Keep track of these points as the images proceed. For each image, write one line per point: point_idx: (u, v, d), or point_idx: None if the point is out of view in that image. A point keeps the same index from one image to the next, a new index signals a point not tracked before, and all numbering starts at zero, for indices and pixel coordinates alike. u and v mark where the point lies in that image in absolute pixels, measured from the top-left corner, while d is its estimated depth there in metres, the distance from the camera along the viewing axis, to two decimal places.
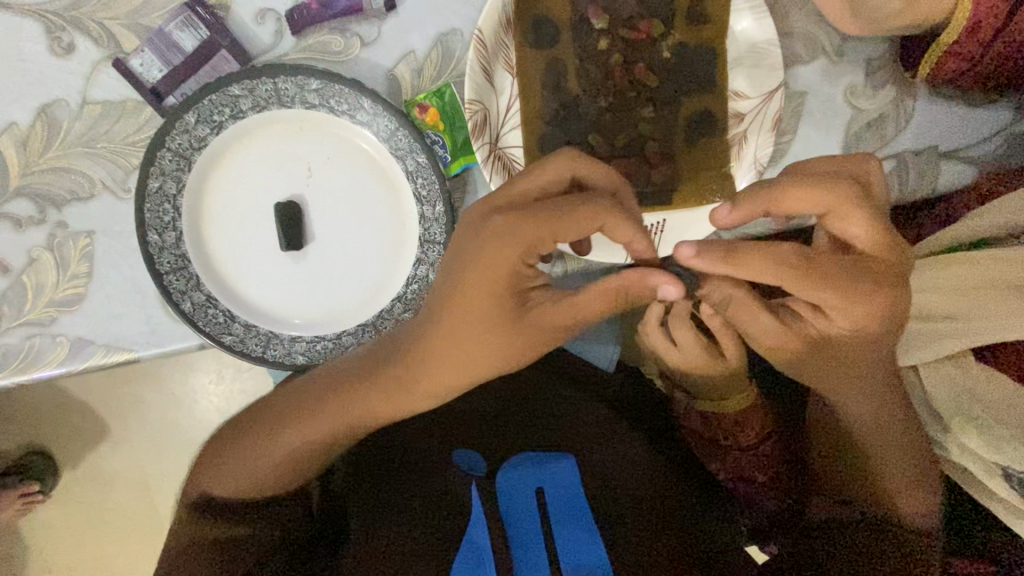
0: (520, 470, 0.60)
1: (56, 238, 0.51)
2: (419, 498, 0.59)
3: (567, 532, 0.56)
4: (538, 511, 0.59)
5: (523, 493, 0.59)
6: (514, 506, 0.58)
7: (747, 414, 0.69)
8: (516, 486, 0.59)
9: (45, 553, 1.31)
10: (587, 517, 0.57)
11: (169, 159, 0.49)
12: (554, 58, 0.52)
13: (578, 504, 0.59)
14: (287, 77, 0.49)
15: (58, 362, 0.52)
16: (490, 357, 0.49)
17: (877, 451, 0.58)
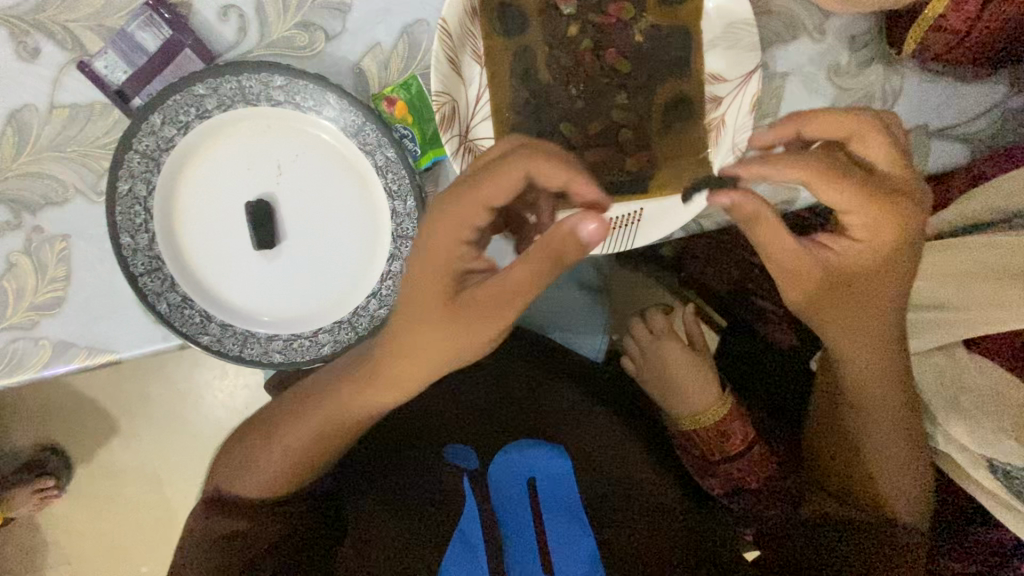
0: (516, 453, 0.62)
1: (33, 242, 0.51)
2: (410, 492, 0.61)
3: (558, 525, 0.58)
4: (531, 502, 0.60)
5: (516, 485, 0.61)
6: (508, 497, 0.60)
7: (728, 424, 0.69)
8: (510, 478, 0.61)
9: (62, 546, 1.35)
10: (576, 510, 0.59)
11: (137, 161, 0.49)
12: (524, 46, 0.51)
13: (571, 496, 0.60)
14: (250, 74, 0.48)
15: (42, 365, 0.53)
16: (440, 362, 0.45)
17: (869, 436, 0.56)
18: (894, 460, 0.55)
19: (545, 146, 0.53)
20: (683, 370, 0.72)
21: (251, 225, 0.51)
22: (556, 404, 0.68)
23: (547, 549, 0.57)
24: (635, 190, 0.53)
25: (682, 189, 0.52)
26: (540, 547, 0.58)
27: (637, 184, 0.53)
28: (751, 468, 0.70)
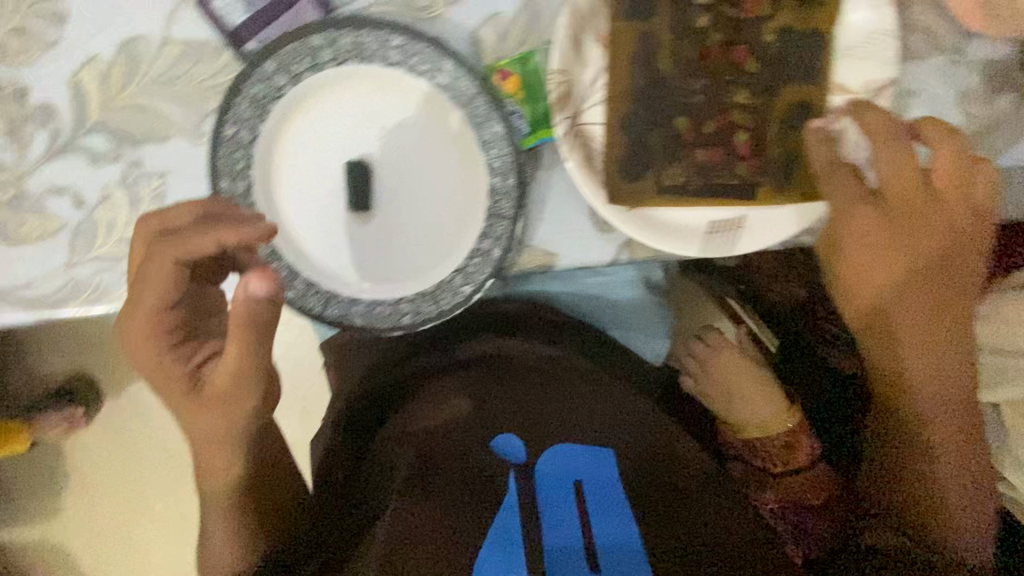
0: (565, 452, 0.61)
1: (130, 176, 0.51)
2: (458, 479, 0.57)
3: (605, 527, 0.55)
4: (576, 505, 0.57)
5: (560, 485, 0.59)
6: (553, 495, 0.57)
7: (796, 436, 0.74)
8: (557, 476, 0.59)
9: (83, 474, 1.38)
10: (621, 511, 0.57)
11: (246, 106, 0.48)
12: (650, 31, 0.49)
13: (618, 500, 0.58)
14: (370, 30, 0.47)
15: (124, 300, 0.53)
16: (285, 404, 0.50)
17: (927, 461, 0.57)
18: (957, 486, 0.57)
19: (655, 138, 0.51)
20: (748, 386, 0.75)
21: (349, 186, 0.51)
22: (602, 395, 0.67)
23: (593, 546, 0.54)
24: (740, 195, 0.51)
25: (778, 199, 0.52)
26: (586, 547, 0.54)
27: (743, 190, 0.52)
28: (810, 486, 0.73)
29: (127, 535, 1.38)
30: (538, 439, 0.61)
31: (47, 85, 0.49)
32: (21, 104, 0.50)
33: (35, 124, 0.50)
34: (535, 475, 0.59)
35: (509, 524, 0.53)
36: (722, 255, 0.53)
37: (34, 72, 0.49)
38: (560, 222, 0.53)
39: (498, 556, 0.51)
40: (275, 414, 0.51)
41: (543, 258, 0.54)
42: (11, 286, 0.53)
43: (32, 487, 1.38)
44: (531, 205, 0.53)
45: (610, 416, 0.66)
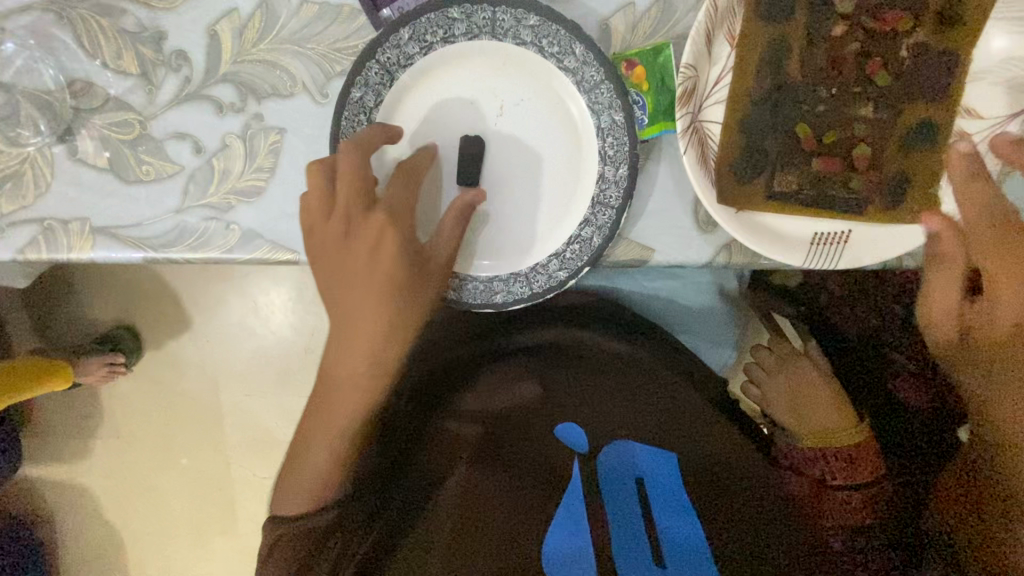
0: (623, 446, 0.60)
1: (250, 129, 0.52)
2: (524, 465, 0.59)
3: (669, 523, 0.55)
4: (640, 501, 0.57)
5: (623, 480, 0.58)
6: (616, 489, 0.57)
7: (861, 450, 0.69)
8: (617, 469, 0.59)
9: (116, 421, 1.40)
10: (688, 510, 0.56)
11: (376, 72, 0.49)
12: (781, 36, 0.49)
13: (680, 502, 0.56)
14: (508, 8, 0.47)
15: (226, 249, 0.54)
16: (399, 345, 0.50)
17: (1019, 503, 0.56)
18: None
19: (773, 143, 0.51)
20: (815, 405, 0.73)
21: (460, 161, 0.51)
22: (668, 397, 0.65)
23: (658, 543, 0.54)
24: (852, 209, 0.51)
25: (892, 219, 0.50)
26: (652, 542, 0.54)
27: (855, 205, 0.51)
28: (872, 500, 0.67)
29: (151, 482, 1.41)
30: (604, 433, 0.61)
31: (185, 32, 0.51)
32: (157, 47, 0.51)
33: (168, 68, 0.51)
34: (596, 467, 0.58)
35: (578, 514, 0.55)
36: (826, 268, 0.51)
37: (175, 19, 0.51)
38: (662, 217, 0.53)
39: (565, 538, 0.53)
40: (362, 377, 0.50)
41: (640, 253, 0.54)
42: (115, 224, 0.53)
43: (64, 428, 1.41)
44: (635, 198, 0.53)
45: (676, 419, 0.63)
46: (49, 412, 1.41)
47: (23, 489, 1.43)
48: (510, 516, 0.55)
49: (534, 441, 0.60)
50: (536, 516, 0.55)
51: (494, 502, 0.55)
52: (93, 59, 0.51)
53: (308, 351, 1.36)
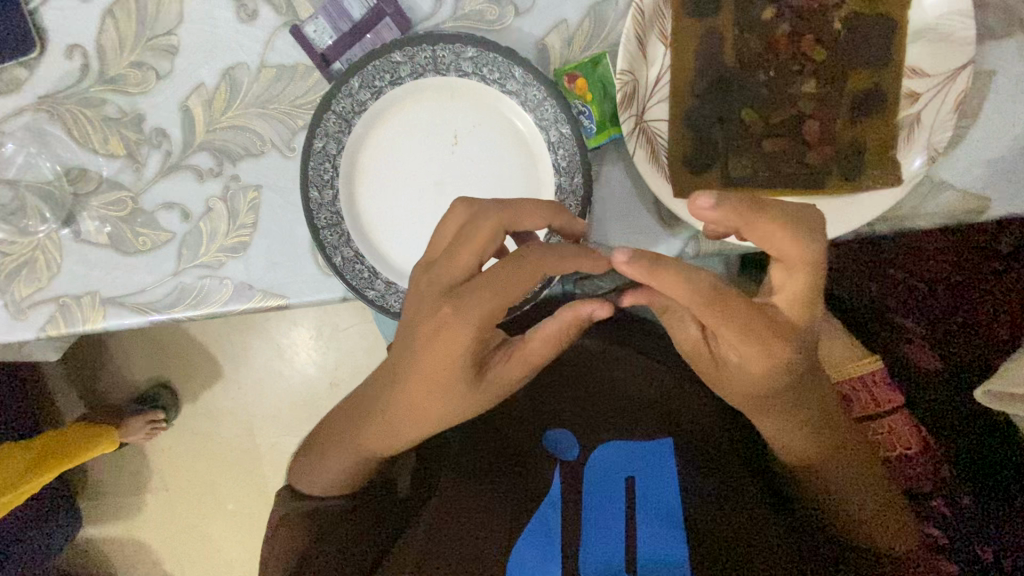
0: (616, 446, 0.62)
1: (229, 189, 0.56)
2: (510, 474, 0.61)
3: (650, 527, 0.57)
4: (626, 506, 0.58)
5: (610, 486, 0.60)
6: (604, 493, 0.60)
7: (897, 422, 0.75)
8: (608, 472, 0.61)
9: (163, 475, 1.47)
10: (669, 521, 0.57)
11: (334, 121, 0.52)
12: (713, 28, 0.51)
13: (669, 505, 0.58)
14: (446, 44, 0.50)
15: (223, 302, 0.57)
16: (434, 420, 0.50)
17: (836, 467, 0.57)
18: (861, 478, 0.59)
19: (721, 131, 0.52)
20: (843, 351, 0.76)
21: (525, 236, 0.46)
22: (676, 404, 0.64)
23: (632, 550, 0.56)
24: (809, 182, 0.51)
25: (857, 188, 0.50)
26: (626, 549, 0.56)
27: (813, 179, 0.51)
28: (901, 429, 0.74)
29: (201, 530, 1.47)
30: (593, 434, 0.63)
31: (160, 111, 0.55)
32: (138, 129, 0.56)
33: (150, 146, 0.56)
34: (583, 470, 0.61)
35: (553, 516, 0.58)
36: None
37: (149, 101, 0.55)
38: (625, 217, 0.55)
39: (538, 549, 0.57)
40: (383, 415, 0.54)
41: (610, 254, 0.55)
42: (121, 294, 0.58)
43: (114, 488, 1.48)
44: (596, 203, 0.55)
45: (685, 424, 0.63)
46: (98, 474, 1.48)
47: (85, 550, 1.50)
48: (481, 523, 0.58)
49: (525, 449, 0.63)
50: (504, 526, 0.58)
51: (472, 510, 0.59)
52: (84, 148, 0.56)
53: (332, 385, 1.41)
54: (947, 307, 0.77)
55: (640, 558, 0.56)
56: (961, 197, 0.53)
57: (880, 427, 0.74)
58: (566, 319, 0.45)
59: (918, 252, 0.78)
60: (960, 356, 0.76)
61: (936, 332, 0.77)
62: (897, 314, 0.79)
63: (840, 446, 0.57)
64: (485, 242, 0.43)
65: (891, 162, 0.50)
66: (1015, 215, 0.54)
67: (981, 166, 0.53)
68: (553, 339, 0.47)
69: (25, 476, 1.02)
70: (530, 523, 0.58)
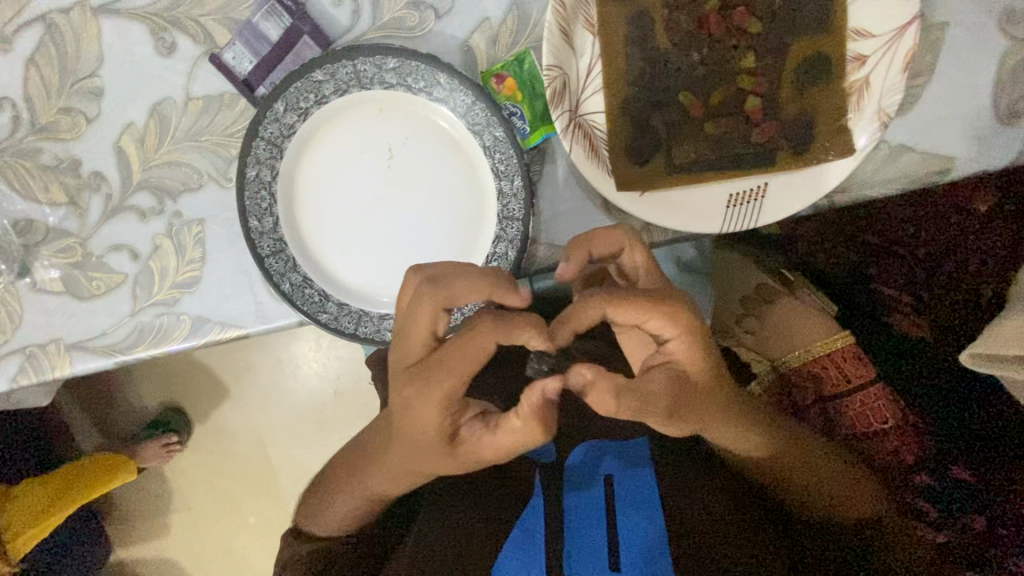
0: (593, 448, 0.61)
1: (173, 226, 0.56)
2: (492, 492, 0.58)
3: (629, 520, 0.53)
4: (605, 506, 0.55)
5: (588, 484, 0.57)
6: (580, 494, 0.56)
7: (870, 404, 0.70)
8: (583, 472, 0.58)
9: (183, 495, 1.49)
10: (653, 513, 0.53)
11: (263, 147, 0.50)
12: (641, 10, 0.49)
13: (649, 496, 0.55)
14: (366, 58, 0.49)
15: (183, 338, 0.57)
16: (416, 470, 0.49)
17: (834, 477, 0.58)
18: (851, 486, 0.58)
19: (660, 117, 0.50)
20: (806, 326, 0.72)
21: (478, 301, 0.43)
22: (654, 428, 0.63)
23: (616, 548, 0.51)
24: (758, 161, 0.49)
25: (815, 162, 0.48)
26: (609, 546, 0.52)
27: (763, 156, 0.49)
28: (877, 403, 0.69)
29: (227, 543, 1.50)
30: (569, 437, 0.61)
31: (97, 154, 0.55)
32: (77, 174, 0.55)
33: (90, 190, 0.56)
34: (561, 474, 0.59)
35: (533, 526, 0.53)
36: (747, 228, 0.50)
37: (85, 145, 0.55)
38: (570, 215, 0.53)
39: (516, 561, 0.51)
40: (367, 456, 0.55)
41: (562, 254, 0.54)
42: (83, 338, 0.57)
43: (135, 516, 1.50)
44: (541, 202, 0.53)
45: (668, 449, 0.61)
46: (119, 504, 1.51)
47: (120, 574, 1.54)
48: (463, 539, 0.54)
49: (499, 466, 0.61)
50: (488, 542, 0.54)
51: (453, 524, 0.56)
52: (28, 198, 0.56)
53: (338, 395, 1.43)
54: (929, 270, 0.78)
55: (624, 552, 0.51)
56: (924, 159, 0.50)
57: (851, 405, 0.70)
58: (531, 408, 0.40)
59: (891, 218, 0.79)
60: (946, 319, 0.76)
61: (919, 297, 0.77)
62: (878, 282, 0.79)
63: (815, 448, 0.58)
64: (428, 324, 0.41)
65: (842, 131, 0.47)
66: (991, 169, 0.51)
67: (944, 122, 0.50)
68: (523, 434, 0.42)
69: (45, 511, 1.04)
70: (514, 530, 0.54)
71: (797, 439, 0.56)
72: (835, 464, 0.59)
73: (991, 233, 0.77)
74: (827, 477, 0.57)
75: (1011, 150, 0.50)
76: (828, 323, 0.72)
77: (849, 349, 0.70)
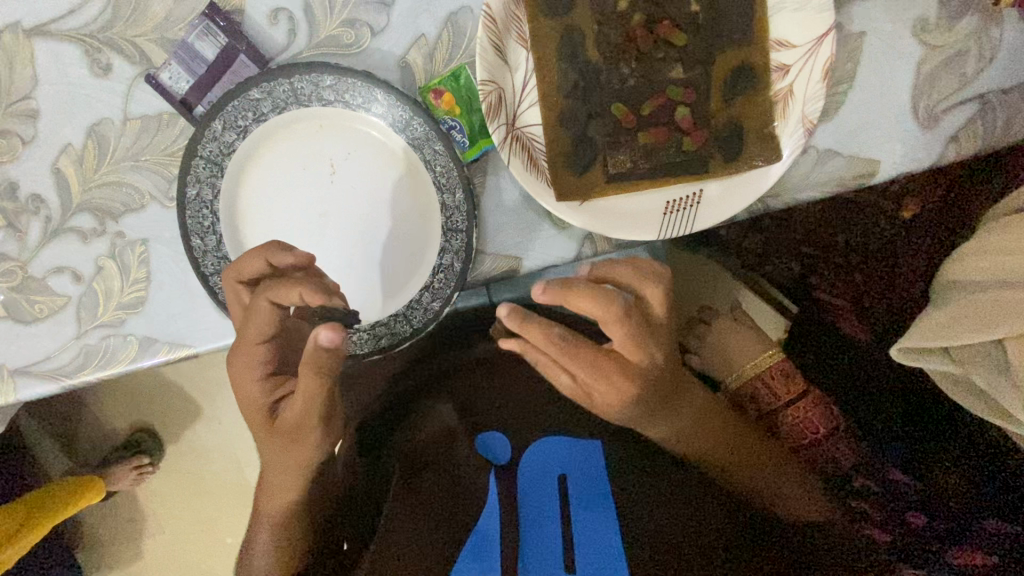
0: (548, 443, 0.60)
1: (116, 247, 0.55)
2: (449, 486, 0.59)
3: (584, 516, 0.55)
4: (559, 504, 0.57)
5: (542, 481, 0.59)
6: (536, 494, 0.58)
7: (805, 415, 0.72)
8: (540, 471, 0.59)
9: (155, 519, 1.45)
10: (608, 506, 0.56)
11: (203, 167, 0.50)
12: (572, 25, 0.50)
13: (600, 493, 0.57)
14: (302, 75, 0.49)
15: (130, 360, 0.56)
16: None
17: (754, 469, 0.62)
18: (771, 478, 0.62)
19: (596, 128, 0.51)
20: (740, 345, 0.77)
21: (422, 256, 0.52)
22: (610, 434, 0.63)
23: (571, 547, 0.54)
24: (689, 169, 0.50)
25: (750, 167, 0.49)
26: (565, 543, 0.54)
27: (695, 164, 0.51)
28: (812, 413, 0.73)
29: (203, 567, 1.45)
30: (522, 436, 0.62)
31: (35, 177, 0.54)
32: (13, 197, 0.54)
33: (28, 213, 0.55)
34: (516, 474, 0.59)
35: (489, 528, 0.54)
36: (685, 234, 0.51)
37: (21, 168, 0.54)
38: (515, 225, 0.54)
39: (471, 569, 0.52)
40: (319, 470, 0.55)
41: (507, 263, 0.55)
42: (26, 362, 0.56)
43: (103, 543, 1.45)
44: (484, 214, 0.54)
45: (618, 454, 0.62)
46: (87, 532, 1.45)
47: None
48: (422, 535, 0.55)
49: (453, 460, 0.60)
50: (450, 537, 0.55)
51: (411, 524, 0.56)
52: None
53: None
54: (864, 274, 0.85)
55: (578, 551, 0.53)
56: (852, 162, 0.52)
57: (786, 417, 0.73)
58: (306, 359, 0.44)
59: (825, 222, 0.86)
60: (879, 317, 0.81)
61: (856, 298, 0.83)
62: (817, 288, 0.86)
63: (730, 435, 0.61)
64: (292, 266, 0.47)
65: (769, 138, 0.49)
66: (916, 171, 0.53)
67: (868, 127, 0.52)
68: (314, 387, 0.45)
69: (17, 532, 1.01)
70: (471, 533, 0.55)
71: (713, 427, 0.59)
72: (754, 451, 0.62)
73: (910, 242, 0.85)
74: (744, 465, 0.61)
75: (932, 153, 0.52)
76: (760, 339, 0.76)
77: (778, 366, 0.74)
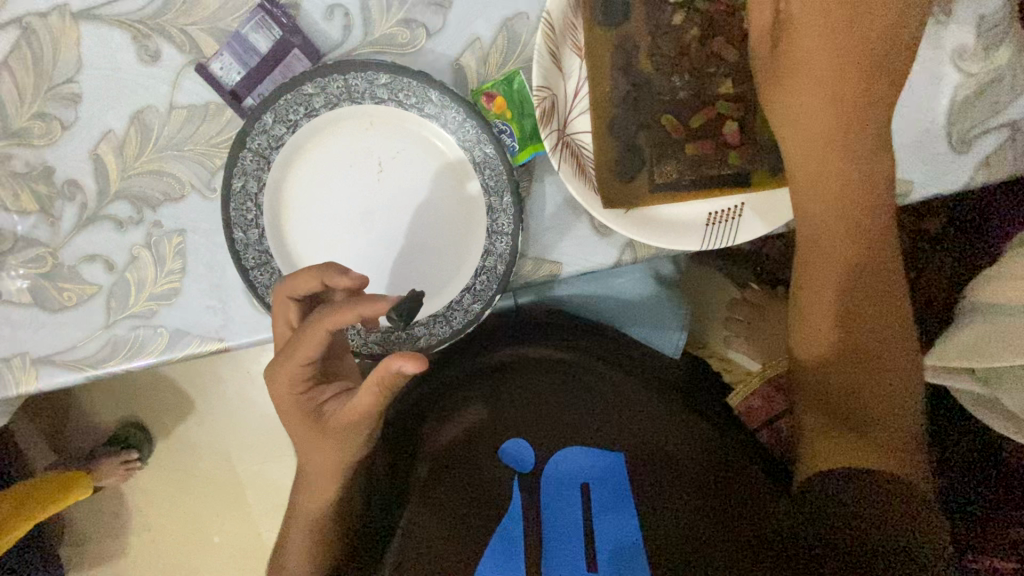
0: (575, 454, 0.61)
1: (152, 237, 0.54)
2: (472, 484, 0.59)
3: (604, 521, 0.57)
4: (581, 513, 0.58)
5: (569, 485, 0.60)
6: (554, 499, 0.59)
7: None
8: (563, 478, 0.60)
9: (143, 517, 1.41)
10: (627, 509, 0.57)
11: (251, 159, 0.50)
12: (626, 35, 0.51)
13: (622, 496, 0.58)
14: (357, 72, 0.49)
15: (161, 351, 0.55)
16: None
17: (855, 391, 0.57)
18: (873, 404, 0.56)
19: (645, 137, 0.52)
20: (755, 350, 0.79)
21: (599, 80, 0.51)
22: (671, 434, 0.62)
23: (592, 547, 0.56)
24: (735, 183, 0.52)
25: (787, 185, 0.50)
26: (586, 545, 0.56)
27: (739, 177, 0.52)
28: None
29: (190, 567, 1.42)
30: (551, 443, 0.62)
31: (73, 161, 0.53)
32: (49, 181, 0.53)
33: (63, 198, 0.54)
34: (540, 483, 0.60)
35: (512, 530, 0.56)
36: (725, 246, 0.52)
37: (59, 152, 0.53)
38: (559, 230, 0.54)
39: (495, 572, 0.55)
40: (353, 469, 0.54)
41: (547, 267, 0.55)
42: (51, 351, 0.55)
43: (88, 540, 1.41)
44: (528, 217, 0.54)
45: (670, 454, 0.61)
46: (72, 529, 1.41)
47: None
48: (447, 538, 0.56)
49: (478, 465, 0.61)
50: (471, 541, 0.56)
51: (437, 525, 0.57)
52: None
53: None
54: None
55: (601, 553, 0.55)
56: None
57: None
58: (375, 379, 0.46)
59: None
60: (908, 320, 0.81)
61: None
62: None
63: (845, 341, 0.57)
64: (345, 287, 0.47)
65: None
66: (947, 192, 0.55)
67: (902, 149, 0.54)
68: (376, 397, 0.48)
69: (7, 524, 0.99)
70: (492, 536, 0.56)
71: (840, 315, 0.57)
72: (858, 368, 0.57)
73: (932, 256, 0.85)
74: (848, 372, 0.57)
75: (965, 176, 0.54)
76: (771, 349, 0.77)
77: None
